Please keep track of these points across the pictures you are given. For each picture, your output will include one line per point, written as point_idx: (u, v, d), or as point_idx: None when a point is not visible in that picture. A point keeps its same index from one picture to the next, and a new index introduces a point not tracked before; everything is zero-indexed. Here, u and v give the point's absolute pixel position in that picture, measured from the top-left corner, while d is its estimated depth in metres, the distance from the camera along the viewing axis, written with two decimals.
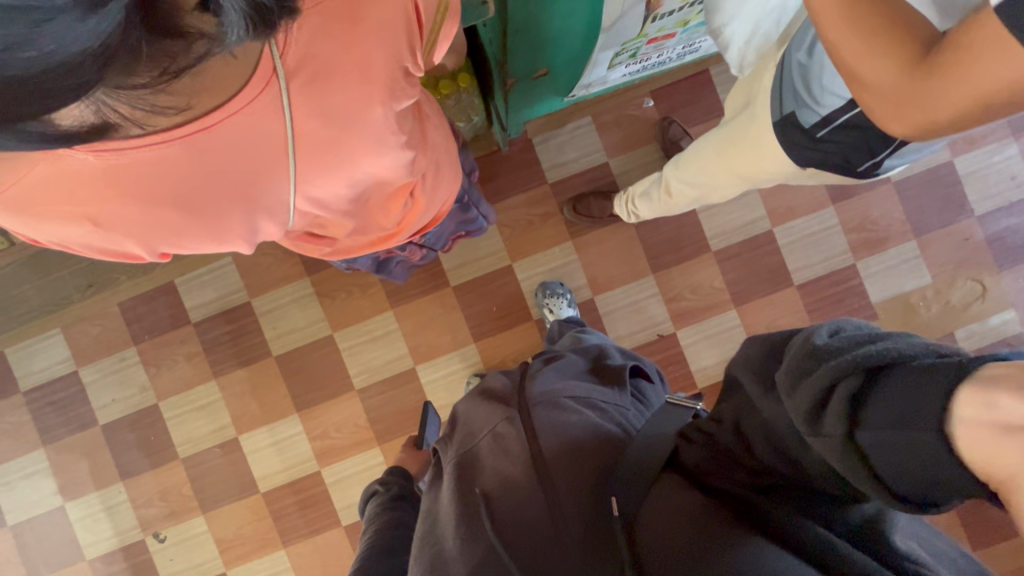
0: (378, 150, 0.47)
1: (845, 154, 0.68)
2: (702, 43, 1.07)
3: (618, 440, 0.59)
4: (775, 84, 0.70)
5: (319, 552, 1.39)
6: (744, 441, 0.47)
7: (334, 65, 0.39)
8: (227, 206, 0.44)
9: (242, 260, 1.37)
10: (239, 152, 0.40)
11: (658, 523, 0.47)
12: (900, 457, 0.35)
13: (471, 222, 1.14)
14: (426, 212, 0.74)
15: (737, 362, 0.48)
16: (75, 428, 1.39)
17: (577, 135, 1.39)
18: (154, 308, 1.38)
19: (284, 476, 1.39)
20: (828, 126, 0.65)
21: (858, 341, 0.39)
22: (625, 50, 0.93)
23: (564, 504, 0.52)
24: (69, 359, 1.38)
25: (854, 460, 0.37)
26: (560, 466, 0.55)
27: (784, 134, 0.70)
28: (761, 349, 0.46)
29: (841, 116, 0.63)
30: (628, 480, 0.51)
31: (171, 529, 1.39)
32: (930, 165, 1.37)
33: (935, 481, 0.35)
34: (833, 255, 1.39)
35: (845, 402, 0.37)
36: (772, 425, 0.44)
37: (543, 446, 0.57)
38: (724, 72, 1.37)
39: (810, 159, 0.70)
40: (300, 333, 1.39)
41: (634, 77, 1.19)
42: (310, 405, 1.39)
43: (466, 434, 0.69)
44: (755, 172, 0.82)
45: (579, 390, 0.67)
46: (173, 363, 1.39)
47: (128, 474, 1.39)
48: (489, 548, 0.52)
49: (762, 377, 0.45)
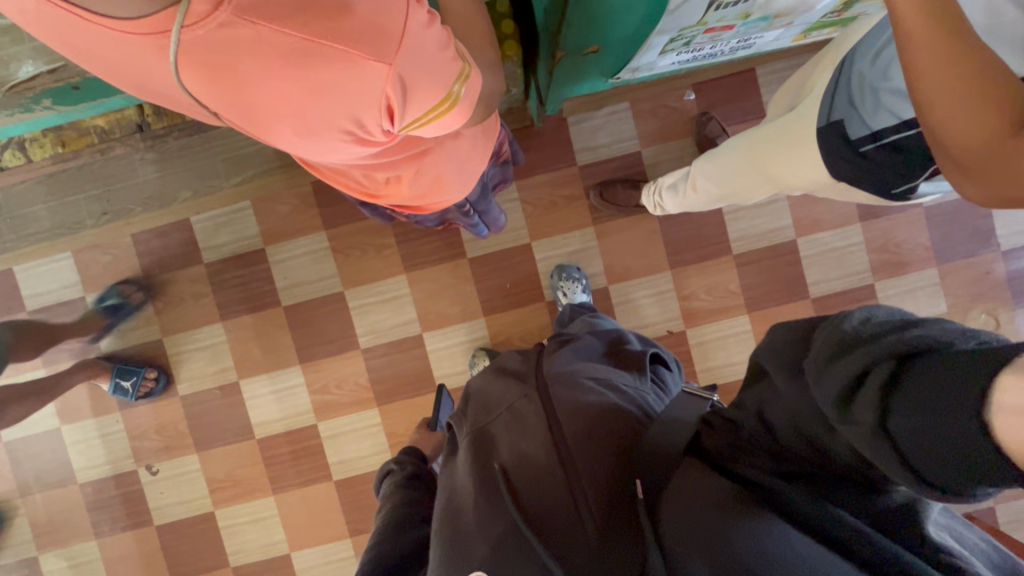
0: (273, 137, 0.47)
1: (879, 172, 0.65)
2: (757, 39, 1.04)
3: (638, 422, 0.59)
4: (828, 91, 0.67)
5: (307, 503, 1.40)
6: (768, 428, 0.47)
7: (238, 75, 0.39)
8: (111, 73, 0.44)
9: (260, 206, 1.36)
10: (129, 61, 0.40)
11: (681, 509, 0.47)
12: (931, 445, 0.35)
13: (466, 219, 1.13)
14: (410, 192, 0.73)
15: (761, 350, 0.48)
16: (78, 353, 1.39)
17: (613, 119, 1.36)
18: (167, 243, 1.37)
19: (280, 425, 1.40)
20: (876, 143, 0.63)
21: (889, 328, 0.39)
22: (680, 37, 0.90)
23: (584, 486, 0.53)
24: (77, 283, 1.38)
25: (883, 448, 0.37)
26: (580, 448, 0.56)
27: (823, 141, 0.67)
28: (786, 336, 0.46)
29: (889, 134, 0.62)
30: (651, 463, 0.52)
31: (164, 463, 1.40)
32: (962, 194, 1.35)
33: (972, 472, 0.34)
34: (852, 272, 1.38)
35: (878, 389, 0.37)
36: (797, 410, 0.43)
37: (564, 430, 0.59)
38: (770, 73, 1.34)
39: (840, 172, 0.68)
40: (311, 287, 1.38)
41: (681, 66, 1.16)
42: (314, 359, 1.39)
43: (481, 410, 0.70)
44: (788, 180, 0.79)
45: (599, 372, 0.68)
46: (180, 301, 1.39)
47: (127, 404, 1.40)
48: (509, 526, 0.53)
49: (790, 363, 0.44)
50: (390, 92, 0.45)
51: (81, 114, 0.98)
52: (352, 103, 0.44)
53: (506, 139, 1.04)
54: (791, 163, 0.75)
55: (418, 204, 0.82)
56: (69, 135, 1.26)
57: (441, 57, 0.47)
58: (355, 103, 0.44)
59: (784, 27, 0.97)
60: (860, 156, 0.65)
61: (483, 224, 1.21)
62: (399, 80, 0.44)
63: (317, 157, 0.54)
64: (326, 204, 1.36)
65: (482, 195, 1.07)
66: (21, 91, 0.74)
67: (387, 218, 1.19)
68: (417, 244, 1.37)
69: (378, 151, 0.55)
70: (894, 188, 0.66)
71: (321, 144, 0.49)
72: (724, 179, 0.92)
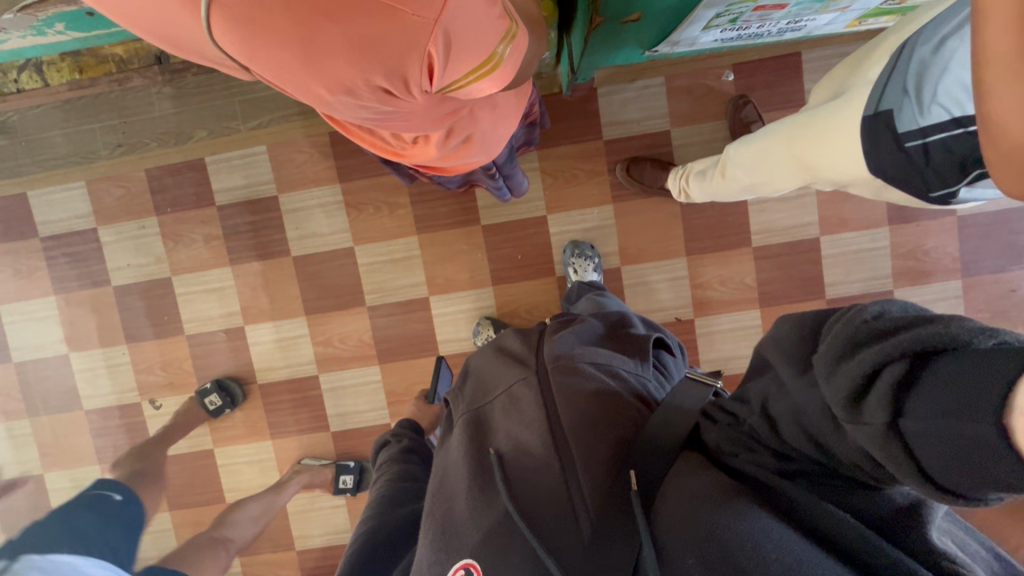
0: (307, 99, 0.45)
1: (922, 173, 0.58)
2: (809, 22, 0.98)
3: (638, 411, 0.58)
4: (877, 87, 0.59)
5: (304, 450, 1.43)
6: (772, 425, 0.45)
7: (271, 31, 0.38)
8: (144, 30, 0.43)
9: (276, 152, 1.33)
10: (162, 10, 0.39)
11: (676, 505, 0.47)
12: (945, 449, 0.33)
13: (487, 179, 1.08)
14: (438, 155, 0.71)
15: (767, 344, 0.46)
16: (89, 284, 1.40)
17: (645, 94, 1.31)
18: (180, 182, 1.35)
19: (283, 373, 1.41)
20: (922, 142, 0.56)
21: (903, 325, 0.37)
22: (728, 13, 0.84)
23: (580, 472, 0.53)
24: (89, 214, 1.37)
25: (895, 452, 0.35)
26: (577, 433, 0.56)
27: (868, 133, 0.60)
28: (795, 334, 0.44)
29: (938, 134, 0.55)
30: (650, 453, 0.51)
31: (168, 398, 1.43)
32: (1000, 207, 1.30)
33: (989, 480, 0.32)
34: (872, 277, 1.34)
35: (889, 389, 0.35)
36: (804, 410, 0.41)
37: (560, 415, 0.58)
38: (817, 60, 1.27)
39: (888, 172, 0.60)
40: (322, 240, 1.37)
41: (724, 44, 1.11)
42: (319, 312, 1.39)
43: (479, 390, 0.70)
44: (825, 173, 0.72)
45: (599, 356, 0.66)
46: (191, 241, 1.38)
47: (134, 338, 1.42)
48: (503, 514, 0.53)
49: (797, 358, 0.43)
50: (429, 50, 0.41)
51: (99, 41, 0.95)
52: (394, 68, 0.42)
53: (536, 101, 1.00)
54: (832, 157, 0.68)
55: (446, 166, 0.79)
56: (87, 61, 1.23)
57: (486, 14, 0.43)
58: (393, 65, 0.41)
59: (839, 11, 0.91)
60: (906, 153, 0.57)
61: (508, 189, 1.18)
62: (441, 39, 0.41)
63: (354, 119, 0.52)
64: (344, 156, 1.34)
65: (508, 157, 1.03)
66: (31, 14, 0.72)
67: (407, 177, 1.16)
68: (432, 206, 1.35)
69: (414, 115, 0.52)
70: (934, 189, 0.60)
71: (357, 105, 0.46)
72: (758, 166, 0.86)
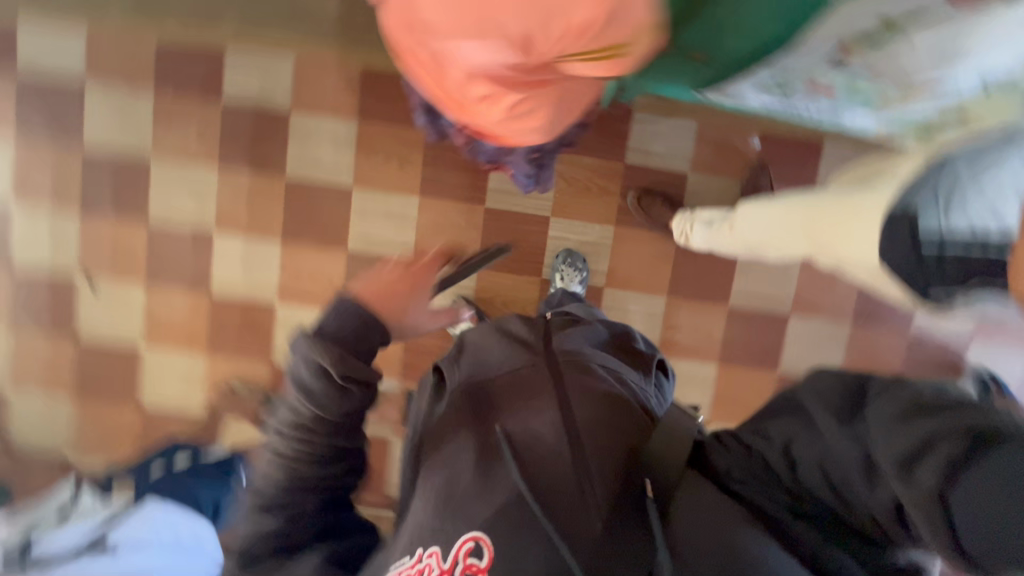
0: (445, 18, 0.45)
1: (925, 276, 0.62)
2: (845, 116, 1.03)
3: (646, 420, 0.60)
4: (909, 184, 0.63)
5: (238, 375, 1.37)
6: (794, 465, 0.46)
7: None
8: None
9: (303, 69, 1.28)
10: None
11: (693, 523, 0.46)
12: (993, 532, 0.33)
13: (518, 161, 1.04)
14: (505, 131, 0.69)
15: (805, 388, 0.46)
16: (57, 138, 1.30)
17: (675, 132, 1.34)
18: (192, 65, 1.28)
19: (240, 292, 1.35)
20: (936, 245, 0.60)
21: (965, 404, 0.37)
22: (785, 81, 0.88)
23: (593, 468, 0.52)
24: (81, 66, 1.27)
25: (937, 524, 0.36)
26: (593, 429, 0.56)
27: (889, 226, 0.63)
28: (838, 385, 0.44)
29: (953, 240, 0.59)
30: (666, 465, 0.51)
31: (108, 282, 1.35)
32: (950, 335, 1.40)
33: (1010, 565, 0.33)
34: (824, 365, 1.42)
35: (945, 463, 0.35)
36: (839, 459, 0.42)
37: (576, 408, 0.58)
38: (836, 152, 1.34)
39: (896, 265, 0.64)
40: (322, 171, 1.32)
41: (763, 110, 1.15)
42: (297, 242, 1.34)
43: (485, 366, 0.69)
44: (835, 252, 0.76)
45: (610, 362, 0.68)
46: (183, 129, 1.30)
47: (89, 209, 1.32)
48: (513, 492, 0.51)
49: (838, 408, 0.43)
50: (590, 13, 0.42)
51: None
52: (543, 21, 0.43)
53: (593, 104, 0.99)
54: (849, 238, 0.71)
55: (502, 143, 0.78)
56: None
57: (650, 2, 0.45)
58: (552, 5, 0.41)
59: (875, 114, 0.97)
60: (918, 256, 0.61)
61: (533, 181, 1.15)
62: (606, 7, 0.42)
63: (463, 63, 0.51)
64: (369, 95, 1.29)
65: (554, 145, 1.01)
66: None
67: (435, 134, 1.13)
68: (443, 172, 1.33)
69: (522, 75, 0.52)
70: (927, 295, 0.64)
71: (488, 41, 0.46)
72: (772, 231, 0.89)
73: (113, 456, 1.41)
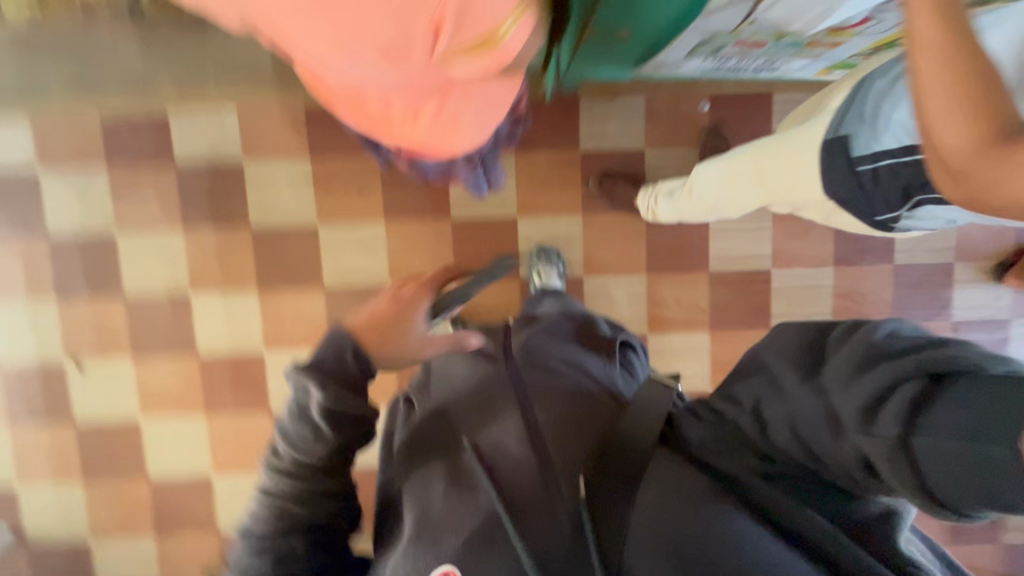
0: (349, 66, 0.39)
1: (868, 199, 0.65)
2: (783, 65, 1.06)
3: (608, 408, 0.57)
4: (836, 116, 0.65)
5: (239, 430, 1.37)
6: (759, 423, 0.45)
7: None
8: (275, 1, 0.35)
9: (249, 119, 1.27)
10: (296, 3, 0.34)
11: (652, 505, 0.47)
12: (950, 466, 0.34)
13: (468, 173, 0.90)
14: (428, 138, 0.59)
15: (769, 345, 0.46)
16: (20, 229, 1.30)
17: (624, 112, 1.34)
18: (139, 136, 1.27)
19: (226, 348, 1.35)
20: (872, 166, 0.62)
21: (917, 345, 0.38)
22: (712, 42, 0.91)
23: (560, 479, 0.50)
24: (31, 156, 1.27)
25: (903, 462, 0.36)
26: (553, 431, 0.53)
27: (824, 156, 0.66)
28: (796, 337, 0.44)
29: (886, 159, 0.61)
30: (630, 451, 0.49)
31: (95, 363, 1.35)
32: (931, 262, 1.40)
33: (993, 501, 0.33)
34: (814, 313, 1.42)
35: (904, 405, 0.36)
36: (801, 414, 0.42)
37: (538, 420, 0.54)
38: (784, 102, 1.33)
39: (838, 191, 0.66)
40: (284, 216, 1.31)
41: (705, 74, 1.16)
42: (275, 289, 1.34)
43: (445, 387, 0.66)
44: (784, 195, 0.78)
45: (570, 356, 0.66)
46: (142, 199, 1.30)
47: (65, 293, 1.32)
48: (487, 511, 0.49)
49: (801, 363, 0.43)
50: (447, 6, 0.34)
51: None
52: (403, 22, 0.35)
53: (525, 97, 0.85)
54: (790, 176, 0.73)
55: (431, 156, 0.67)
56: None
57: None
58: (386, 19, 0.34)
59: (811, 58, 1.00)
60: (856, 177, 0.64)
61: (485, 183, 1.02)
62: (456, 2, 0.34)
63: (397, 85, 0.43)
64: (318, 132, 1.29)
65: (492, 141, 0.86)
66: None
67: (384, 161, 0.96)
68: (403, 193, 1.33)
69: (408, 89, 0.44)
70: (879, 215, 0.66)
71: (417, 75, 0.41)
72: (721, 189, 0.92)
73: (129, 534, 1.40)
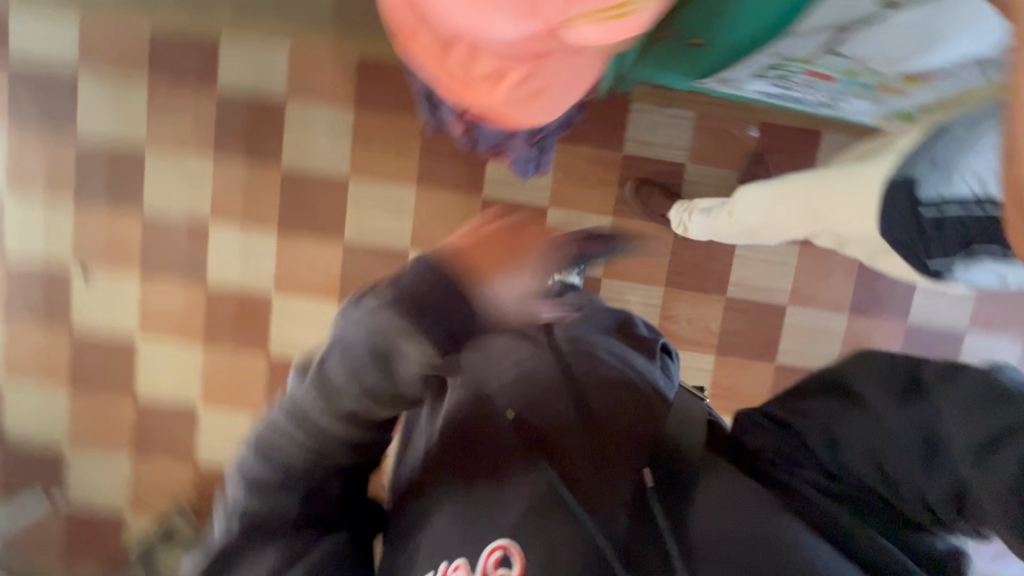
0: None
1: (926, 244, 0.64)
2: (844, 103, 1.05)
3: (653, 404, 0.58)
4: (903, 156, 0.65)
5: (234, 367, 1.37)
6: (835, 440, 0.46)
7: None
8: None
9: (299, 59, 1.25)
10: None
11: (717, 505, 0.45)
12: None
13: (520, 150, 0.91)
14: (510, 113, 0.59)
15: (860, 366, 0.46)
16: (51, 127, 1.28)
17: (673, 122, 1.33)
18: (186, 55, 1.25)
19: (235, 283, 1.34)
20: (936, 213, 0.61)
21: None
22: (781, 69, 0.90)
23: (616, 461, 0.50)
24: (75, 55, 1.25)
25: (1009, 499, 0.37)
26: (606, 414, 0.55)
27: (888, 195, 0.65)
28: (891, 362, 0.45)
29: (953, 207, 0.60)
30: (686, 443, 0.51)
31: (102, 274, 1.33)
32: (946, 326, 1.40)
33: None
34: (821, 355, 1.42)
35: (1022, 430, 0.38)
36: (899, 433, 0.43)
37: (591, 399, 0.56)
38: (834, 142, 1.32)
39: (895, 232, 0.66)
40: (317, 163, 1.30)
41: (763, 98, 1.15)
42: (294, 233, 1.32)
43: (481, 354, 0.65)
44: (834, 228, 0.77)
45: (613, 350, 0.66)
46: (178, 120, 1.28)
47: (86, 199, 1.31)
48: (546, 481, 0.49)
49: (901, 388, 0.44)
50: None
51: None
52: None
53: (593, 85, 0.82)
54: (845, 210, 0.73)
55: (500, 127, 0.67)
56: None
57: None
58: None
59: (875, 102, 0.99)
60: (917, 221, 0.63)
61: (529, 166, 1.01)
62: None
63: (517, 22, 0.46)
64: (365, 85, 1.27)
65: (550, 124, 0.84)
66: None
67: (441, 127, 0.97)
68: (440, 162, 1.32)
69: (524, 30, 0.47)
70: (932, 261, 0.65)
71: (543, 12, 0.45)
72: (764, 213, 0.91)
73: (108, 448, 1.40)
